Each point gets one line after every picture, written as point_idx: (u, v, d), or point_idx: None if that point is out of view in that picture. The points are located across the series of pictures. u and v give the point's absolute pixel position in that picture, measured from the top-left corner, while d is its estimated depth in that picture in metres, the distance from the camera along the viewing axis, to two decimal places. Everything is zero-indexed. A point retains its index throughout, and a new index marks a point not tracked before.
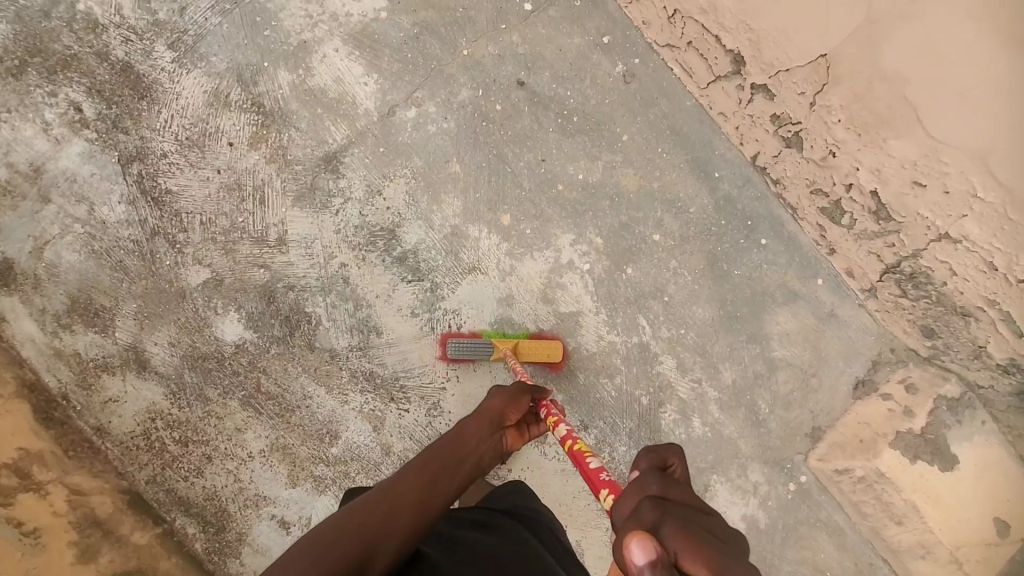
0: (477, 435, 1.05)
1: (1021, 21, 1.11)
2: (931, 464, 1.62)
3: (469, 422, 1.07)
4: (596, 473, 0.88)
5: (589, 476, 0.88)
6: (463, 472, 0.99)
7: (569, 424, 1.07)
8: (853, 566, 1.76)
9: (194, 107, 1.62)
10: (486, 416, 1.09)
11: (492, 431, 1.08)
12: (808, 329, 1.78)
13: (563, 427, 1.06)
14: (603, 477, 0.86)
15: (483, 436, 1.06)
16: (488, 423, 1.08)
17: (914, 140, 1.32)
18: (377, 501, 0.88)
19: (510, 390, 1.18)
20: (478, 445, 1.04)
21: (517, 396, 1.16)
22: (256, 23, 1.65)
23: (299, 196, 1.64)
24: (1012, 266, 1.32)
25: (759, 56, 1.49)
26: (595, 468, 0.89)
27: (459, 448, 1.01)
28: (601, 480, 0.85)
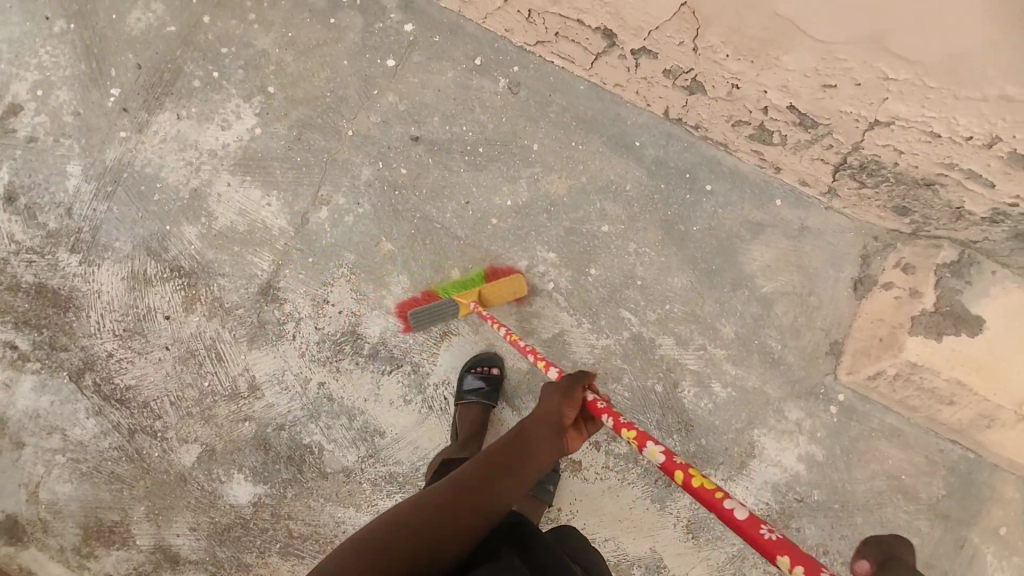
0: (537, 443, 1.05)
1: None
2: (958, 335, 1.54)
3: (529, 425, 1.07)
4: (756, 527, 0.81)
5: (750, 535, 0.81)
6: (518, 479, 1.01)
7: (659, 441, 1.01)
8: (924, 459, 1.71)
9: (118, 298, 1.59)
10: (549, 421, 1.08)
11: (552, 435, 1.07)
12: (786, 252, 1.73)
13: (658, 448, 0.99)
14: (767, 534, 0.79)
15: (546, 444, 1.06)
16: (547, 425, 1.07)
17: (805, 49, 1.24)
18: (432, 506, 0.94)
19: (562, 382, 1.14)
20: (537, 451, 1.04)
21: (572, 390, 1.11)
22: (142, 192, 1.62)
23: (251, 336, 1.61)
24: (954, 129, 1.24)
25: (625, 24, 1.43)
26: (748, 518, 0.82)
27: (518, 454, 1.02)
28: (766, 539, 0.79)
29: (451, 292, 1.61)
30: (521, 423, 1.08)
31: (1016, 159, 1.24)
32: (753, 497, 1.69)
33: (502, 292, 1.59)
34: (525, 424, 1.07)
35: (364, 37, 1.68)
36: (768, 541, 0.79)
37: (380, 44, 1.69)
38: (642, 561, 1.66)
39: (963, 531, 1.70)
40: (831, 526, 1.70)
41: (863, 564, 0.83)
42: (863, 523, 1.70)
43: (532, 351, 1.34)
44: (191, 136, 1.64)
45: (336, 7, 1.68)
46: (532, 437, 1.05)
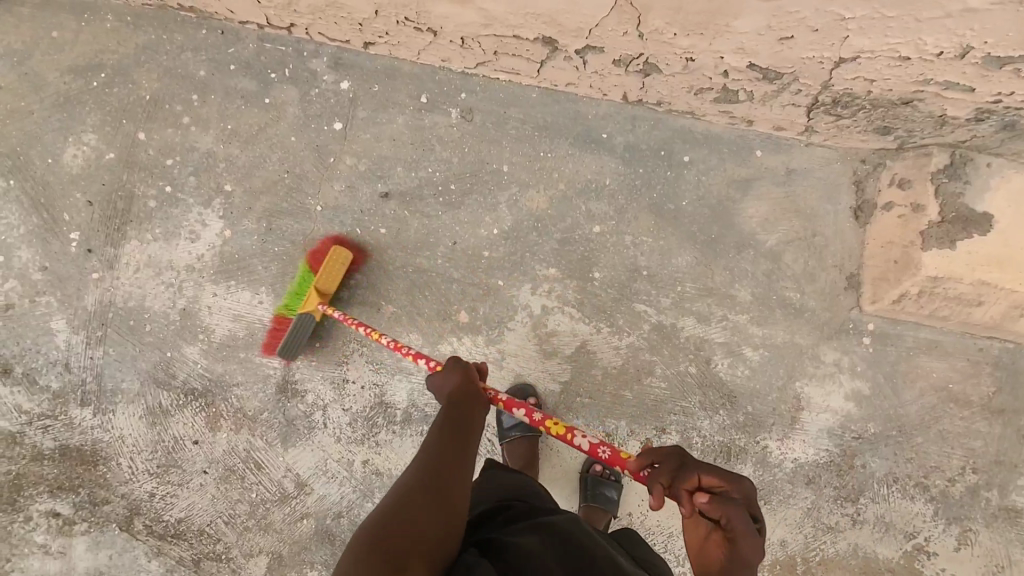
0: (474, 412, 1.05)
1: None
2: (971, 238, 1.53)
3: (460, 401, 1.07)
4: (596, 450, 1.03)
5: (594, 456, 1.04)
6: (472, 449, 0.98)
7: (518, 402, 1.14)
8: (967, 363, 1.71)
9: (143, 437, 1.57)
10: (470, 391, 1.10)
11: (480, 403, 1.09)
12: (781, 201, 1.71)
13: (519, 410, 1.12)
14: (604, 453, 1.02)
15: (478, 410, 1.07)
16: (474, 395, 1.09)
17: (754, 10, 1.20)
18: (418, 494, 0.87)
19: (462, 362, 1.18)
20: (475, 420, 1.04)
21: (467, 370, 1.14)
22: (133, 326, 1.58)
23: (283, 436, 1.58)
24: (922, 49, 1.21)
25: (564, 28, 1.38)
26: (590, 446, 1.04)
27: (461, 429, 1.00)
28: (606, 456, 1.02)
29: (296, 310, 1.54)
30: (444, 407, 1.05)
31: (990, 62, 1.21)
32: (814, 449, 1.69)
33: (331, 275, 1.52)
34: (449, 406, 1.06)
35: (304, 108, 1.63)
36: (608, 458, 1.02)
37: (323, 110, 1.64)
38: None
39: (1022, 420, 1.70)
40: (895, 454, 1.70)
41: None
42: (926, 441, 1.70)
43: (398, 347, 1.32)
44: (163, 257, 1.59)
45: (267, 85, 1.63)
46: (461, 412, 1.05)
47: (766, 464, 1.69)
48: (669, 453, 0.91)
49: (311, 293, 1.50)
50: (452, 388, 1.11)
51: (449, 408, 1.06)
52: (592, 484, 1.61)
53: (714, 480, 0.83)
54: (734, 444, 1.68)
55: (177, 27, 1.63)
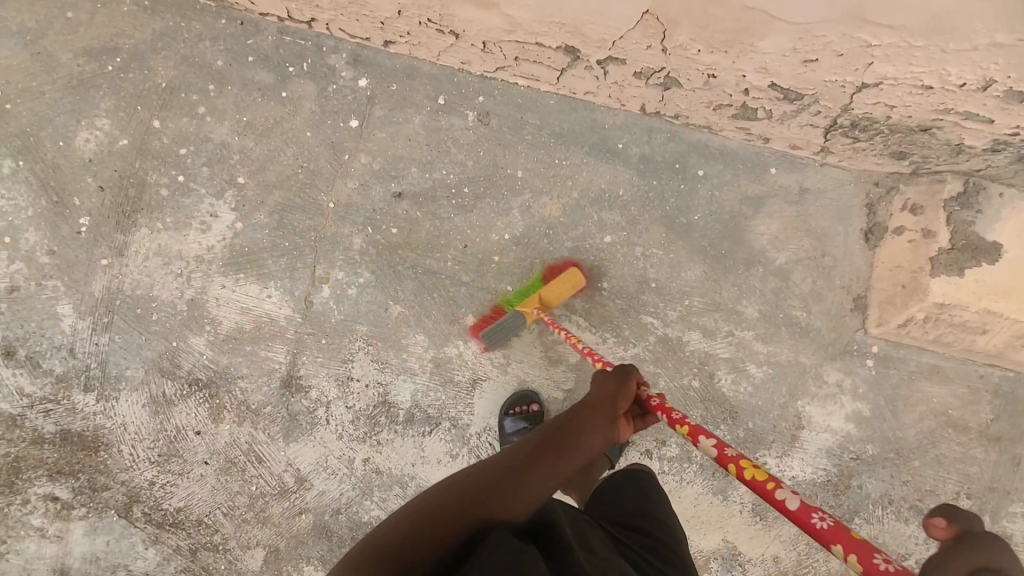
0: (592, 423, 0.98)
1: None
2: (980, 265, 1.52)
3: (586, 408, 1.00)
4: (808, 516, 0.75)
5: (803, 523, 0.75)
6: (563, 466, 0.92)
7: (709, 431, 0.94)
8: (967, 389, 1.72)
9: (145, 425, 1.57)
10: (601, 403, 1.01)
11: (610, 422, 1.01)
12: (791, 220, 1.71)
13: (708, 440, 0.93)
14: (821, 522, 0.73)
15: (600, 429, 0.98)
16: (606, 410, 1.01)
17: (780, 32, 1.19)
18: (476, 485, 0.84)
19: (616, 371, 1.09)
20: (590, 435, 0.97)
21: (625, 380, 1.06)
22: (139, 314, 1.58)
23: (285, 430, 1.58)
24: (946, 79, 1.21)
25: (588, 38, 1.37)
26: (799, 506, 0.76)
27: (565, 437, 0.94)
28: (822, 530, 0.73)
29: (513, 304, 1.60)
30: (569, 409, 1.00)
31: (1012, 95, 1.21)
32: (811, 467, 1.70)
33: (562, 287, 1.56)
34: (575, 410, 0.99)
35: (321, 103, 1.64)
36: (825, 532, 0.73)
37: (339, 107, 1.64)
38: (717, 552, 1.68)
39: (1019, 448, 1.72)
40: (892, 476, 1.71)
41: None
42: (922, 465, 1.71)
43: (592, 356, 1.30)
44: (172, 246, 1.58)
45: (285, 79, 1.63)
46: (592, 418, 0.99)
47: None
48: None
49: (535, 297, 1.55)
50: (602, 388, 1.05)
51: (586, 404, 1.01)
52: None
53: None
54: None
55: (196, 14, 1.62)
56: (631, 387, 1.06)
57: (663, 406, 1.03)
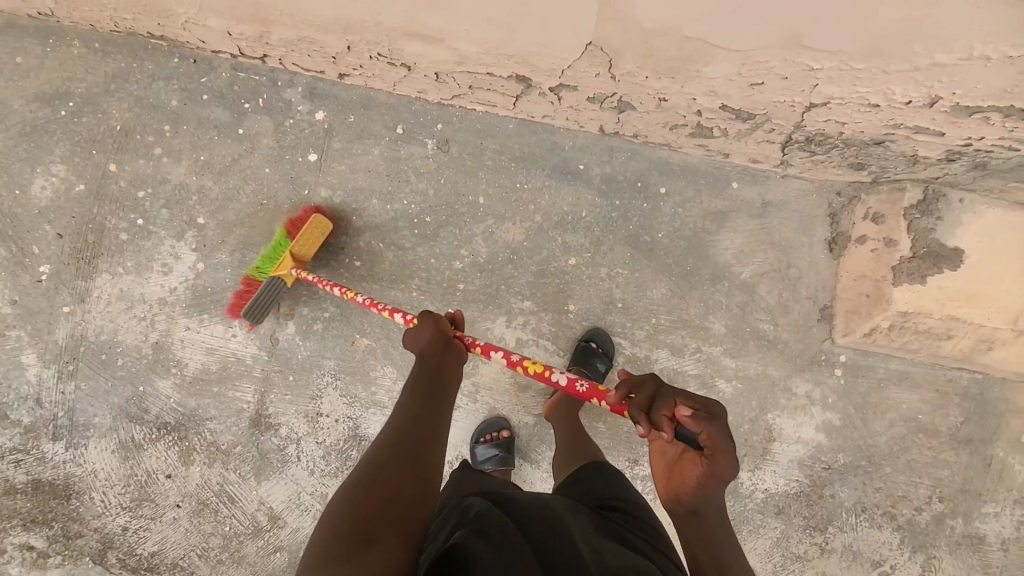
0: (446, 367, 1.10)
1: None
2: (941, 273, 1.56)
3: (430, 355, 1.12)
4: (574, 385, 1.09)
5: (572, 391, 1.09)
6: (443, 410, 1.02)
7: (498, 346, 1.18)
8: (936, 392, 1.73)
9: (116, 471, 1.56)
10: (438, 344, 1.14)
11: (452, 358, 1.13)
12: (754, 233, 1.72)
13: (498, 352, 1.16)
14: (582, 387, 1.07)
15: (450, 366, 1.11)
16: (447, 349, 1.14)
17: (723, 59, 1.18)
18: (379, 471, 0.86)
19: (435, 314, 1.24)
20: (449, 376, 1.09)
21: (439, 322, 1.18)
22: (104, 360, 1.57)
23: (256, 469, 1.57)
24: (891, 98, 1.19)
25: (537, 68, 1.36)
26: (568, 381, 1.10)
27: (431, 390, 1.04)
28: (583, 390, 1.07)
29: (266, 272, 1.52)
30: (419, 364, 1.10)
31: (959, 109, 1.19)
32: (785, 480, 1.71)
33: (311, 239, 1.52)
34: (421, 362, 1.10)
35: (279, 138, 1.63)
36: (586, 392, 1.07)
37: (297, 141, 1.63)
38: None
39: (989, 449, 1.73)
40: (865, 484, 1.72)
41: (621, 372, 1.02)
42: (894, 471, 1.73)
43: (373, 305, 1.34)
44: (135, 289, 1.58)
45: (241, 115, 1.62)
46: (436, 372, 1.07)
47: (737, 494, 1.70)
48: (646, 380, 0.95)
49: (286, 253, 1.49)
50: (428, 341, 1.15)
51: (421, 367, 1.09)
52: (583, 355, 1.61)
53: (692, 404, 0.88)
54: None
55: (147, 54, 1.61)
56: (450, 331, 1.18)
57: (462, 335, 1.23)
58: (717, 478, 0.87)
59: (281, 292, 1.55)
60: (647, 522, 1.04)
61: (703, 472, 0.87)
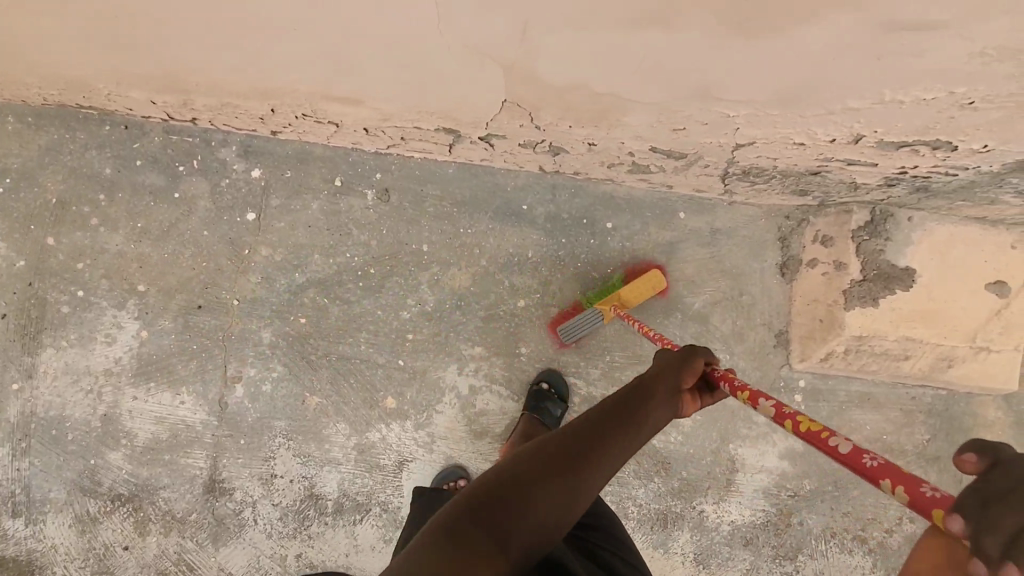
0: (657, 400, 0.92)
1: (609, 16, 0.87)
2: (893, 296, 1.54)
3: (651, 382, 0.94)
4: (859, 457, 0.72)
5: (851, 464, 0.73)
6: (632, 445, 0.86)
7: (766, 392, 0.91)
8: (900, 411, 1.71)
9: (74, 545, 1.55)
10: (665, 380, 0.95)
11: (671, 399, 0.94)
12: (705, 262, 1.69)
13: (767, 400, 0.89)
14: (870, 462, 0.71)
15: (666, 406, 0.93)
16: (671, 384, 0.95)
17: (639, 110, 1.16)
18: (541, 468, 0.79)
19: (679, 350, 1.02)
20: (659, 412, 0.91)
21: (689, 356, 1.00)
22: (55, 435, 1.56)
23: (213, 536, 1.57)
24: (814, 137, 1.16)
25: (462, 121, 1.34)
26: (851, 450, 0.73)
27: (635, 416, 0.88)
28: (871, 469, 0.70)
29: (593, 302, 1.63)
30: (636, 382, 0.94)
31: (885, 144, 1.15)
32: (749, 510, 1.68)
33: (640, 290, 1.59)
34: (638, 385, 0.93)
35: (216, 200, 1.61)
36: (875, 470, 0.70)
37: (234, 201, 1.61)
38: None
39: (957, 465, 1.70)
40: (832, 509, 1.70)
41: (967, 459, 0.56)
42: (861, 494, 1.70)
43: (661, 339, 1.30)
44: (81, 362, 1.57)
45: (176, 179, 1.61)
46: (649, 403, 0.91)
47: (703, 528, 1.68)
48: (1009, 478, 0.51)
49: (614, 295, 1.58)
50: (664, 364, 0.99)
51: (636, 384, 0.94)
52: (537, 399, 1.59)
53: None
54: (670, 510, 1.68)
55: (78, 123, 1.60)
56: (693, 369, 0.98)
57: (726, 376, 0.99)
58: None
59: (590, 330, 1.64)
60: (619, 545, 1.06)
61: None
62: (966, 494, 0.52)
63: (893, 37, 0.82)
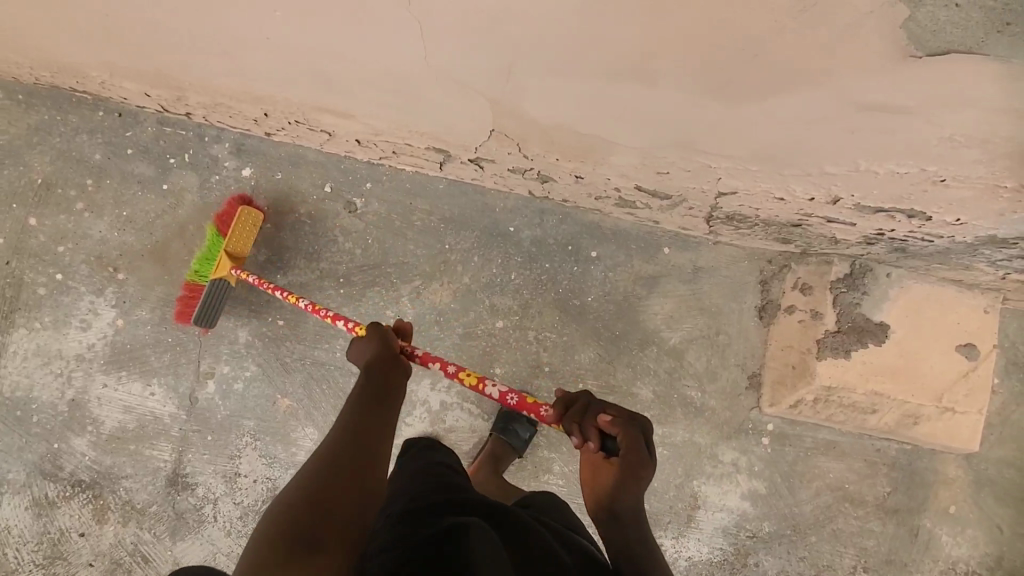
0: (383, 384, 0.99)
1: (592, 68, 0.89)
2: (865, 349, 1.55)
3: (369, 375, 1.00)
4: (504, 399, 1.03)
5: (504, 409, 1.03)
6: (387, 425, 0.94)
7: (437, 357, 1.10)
8: (865, 463, 1.72)
9: (29, 528, 1.55)
10: (378, 362, 1.03)
11: (395, 375, 1.02)
12: (684, 299, 1.71)
13: (444, 364, 1.08)
14: (512, 400, 1.02)
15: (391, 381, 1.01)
16: (390, 367, 1.03)
17: (624, 152, 1.17)
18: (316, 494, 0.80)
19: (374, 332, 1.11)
20: (396, 388, 1.00)
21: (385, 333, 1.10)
22: (20, 416, 1.56)
23: (172, 529, 1.57)
24: (794, 194, 1.18)
25: (451, 144, 1.35)
26: (500, 394, 1.04)
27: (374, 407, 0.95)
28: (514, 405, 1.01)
29: (206, 276, 1.52)
30: (359, 382, 0.99)
31: (863, 208, 1.17)
32: (707, 548, 1.70)
33: (242, 237, 1.52)
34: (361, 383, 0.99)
35: (204, 195, 1.62)
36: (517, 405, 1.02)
37: (222, 198, 1.62)
38: None
39: (916, 520, 1.71)
40: (789, 553, 1.71)
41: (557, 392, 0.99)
42: (819, 541, 1.71)
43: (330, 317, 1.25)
44: (53, 345, 1.58)
45: (165, 171, 1.61)
46: (379, 388, 0.98)
47: None
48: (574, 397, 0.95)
49: (222, 254, 1.49)
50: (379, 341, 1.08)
51: (360, 379, 1.01)
52: (506, 419, 1.61)
53: (617, 413, 0.90)
54: None
55: (72, 107, 1.60)
56: (393, 336, 1.11)
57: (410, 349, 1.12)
58: (640, 476, 0.88)
59: (213, 301, 1.51)
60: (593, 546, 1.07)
61: (624, 479, 0.88)
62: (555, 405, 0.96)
63: (865, 115, 0.83)
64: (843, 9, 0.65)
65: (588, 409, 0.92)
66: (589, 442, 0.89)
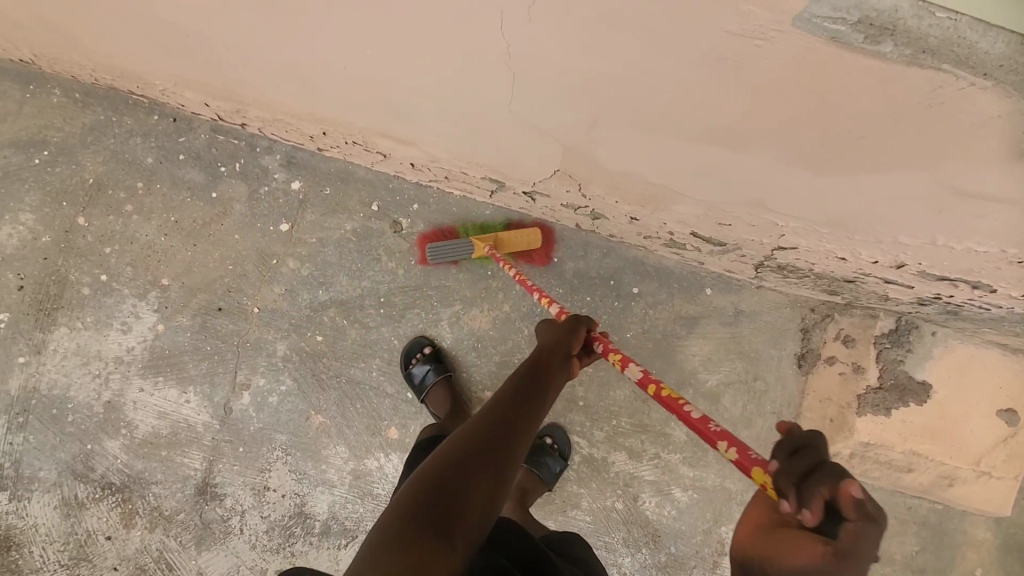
0: (552, 368, 1.00)
1: (684, 130, 0.88)
2: (905, 408, 1.54)
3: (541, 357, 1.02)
4: (705, 424, 0.78)
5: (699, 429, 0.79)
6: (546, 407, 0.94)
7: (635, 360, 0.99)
8: (895, 520, 1.69)
9: (56, 527, 1.55)
10: (551, 350, 1.04)
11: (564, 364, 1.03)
12: (724, 341, 1.69)
13: (635, 367, 0.97)
14: (713, 426, 0.76)
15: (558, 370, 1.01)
16: (559, 354, 1.03)
17: (690, 203, 1.16)
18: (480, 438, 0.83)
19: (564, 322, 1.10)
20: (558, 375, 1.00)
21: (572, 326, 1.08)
22: (55, 414, 1.57)
23: (198, 538, 1.57)
24: (858, 256, 1.16)
25: (509, 177, 1.34)
26: (700, 417, 0.80)
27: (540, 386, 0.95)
28: (711, 431, 0.76)
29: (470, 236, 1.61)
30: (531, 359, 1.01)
31: (926, 275, 1.15)
32: None
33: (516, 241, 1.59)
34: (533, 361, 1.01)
35: (252, 206, 1.62)
36: (713, 434, 0.76)
37: (270, 210, 1.62)
38: None
39: None
40: None
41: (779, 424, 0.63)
42: None
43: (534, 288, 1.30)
44: (93, 346, 1.58)
45: (216, 179, 1.61)
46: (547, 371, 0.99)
47: None
48: (800, 440, 0.59)
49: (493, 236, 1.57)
50: (543, 343, 1.06)
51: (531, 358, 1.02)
52: (538, 453, 1.60)
53: (862, 495, 0.53)
54: None
55: (128, 109, 1.61)
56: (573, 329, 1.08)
57: (602, 339, 1.09)
58: None
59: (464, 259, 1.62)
60: None
61: None
62: (779, 445, 0.60)
63: (959, 201, 0.82)
64: (971, 109, 0.64)
65: (830, 476, 0.54)
66: (809, 516, 0.54)
